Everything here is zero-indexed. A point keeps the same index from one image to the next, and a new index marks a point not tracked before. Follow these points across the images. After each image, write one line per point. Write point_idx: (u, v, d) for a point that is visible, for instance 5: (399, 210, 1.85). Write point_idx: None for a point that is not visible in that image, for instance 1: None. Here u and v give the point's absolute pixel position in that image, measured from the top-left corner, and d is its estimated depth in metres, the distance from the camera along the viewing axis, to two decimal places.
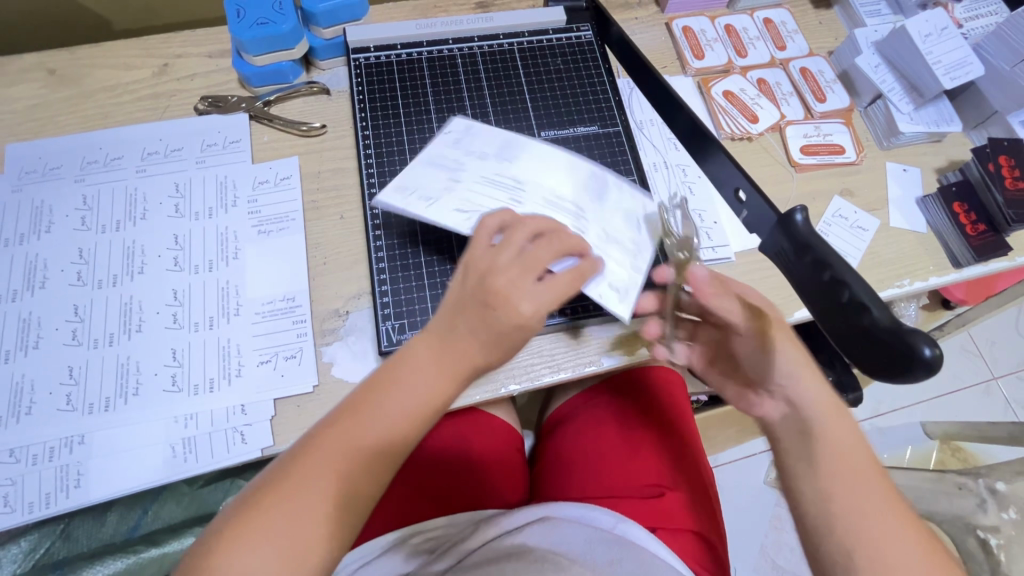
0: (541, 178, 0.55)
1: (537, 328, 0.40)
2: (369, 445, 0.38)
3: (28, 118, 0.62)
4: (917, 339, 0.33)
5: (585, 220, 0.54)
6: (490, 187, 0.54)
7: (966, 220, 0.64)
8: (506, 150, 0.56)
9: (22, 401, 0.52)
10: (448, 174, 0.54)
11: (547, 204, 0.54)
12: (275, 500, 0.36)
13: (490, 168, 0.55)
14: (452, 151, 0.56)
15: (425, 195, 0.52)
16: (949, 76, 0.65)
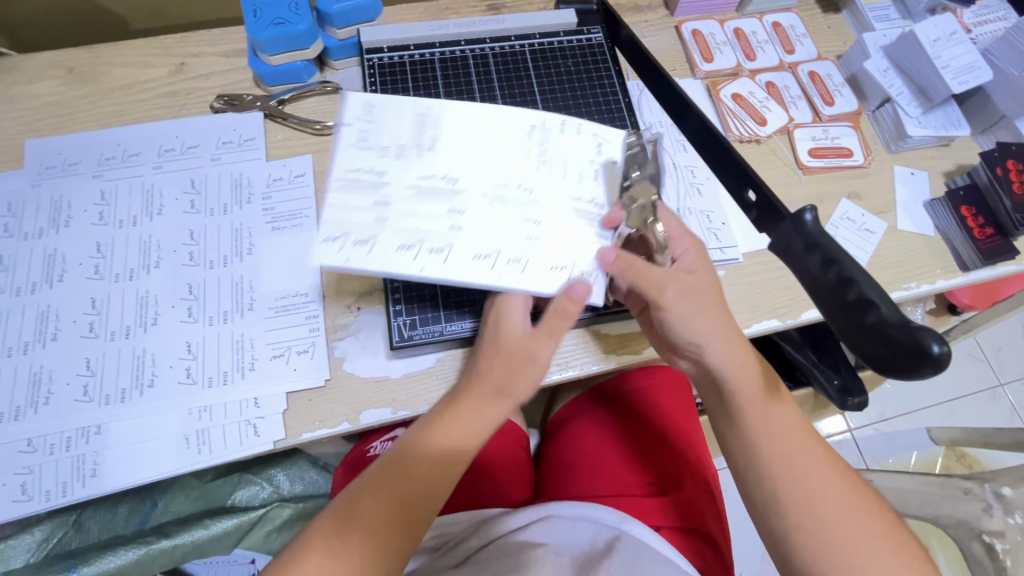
0: (477, 166, 0.48)
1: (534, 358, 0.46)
2: (416, 481, 0.43)
3: (47, 114, 0.63)
4: (926, 336, 0.34)
5: (536, 202, 0.48)
6: (423, 189, 0.47)
7: (974, 224, 0.64)
8: (427, 136, 0.48)
9: (40, 392, 0.53)
10: (372, 198, 0.46)
11: (494, 196, 0.48)
12: (338, 530, 0.41)
13: (411, 163, 0.47)
14: (361, 159, 0.47)
15: (358, 238, 0.44)
16: (958, 81, 0.65)
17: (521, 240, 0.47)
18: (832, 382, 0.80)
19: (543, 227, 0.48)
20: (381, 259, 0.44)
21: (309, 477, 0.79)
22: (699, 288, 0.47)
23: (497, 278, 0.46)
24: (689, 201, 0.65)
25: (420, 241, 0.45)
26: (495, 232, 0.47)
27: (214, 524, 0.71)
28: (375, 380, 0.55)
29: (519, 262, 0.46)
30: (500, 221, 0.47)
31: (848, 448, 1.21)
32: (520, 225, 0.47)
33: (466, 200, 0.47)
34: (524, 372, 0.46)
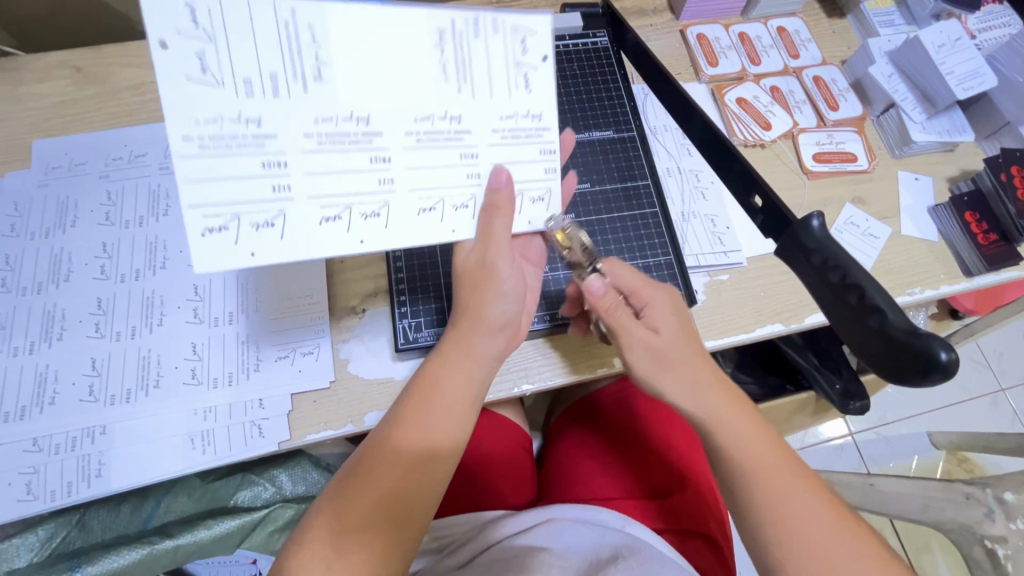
0: (386, 96, 0.39)
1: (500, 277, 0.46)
2: (413, 447, 0.43)
3: (55, 114, 0.64)
4: (934, 344, 0.34)
5: (471, 139, 0.42)
6: (323, 135, 0.38)
7: (978, 229, 0.64)
8: (305, 57, 0.37)
9: (46, 391, 0.53)
10: (258, 159, 0.38)
11: (420, 134, 0.41)
12: (343, 508, 0.41)
13: (294, 102, 0.37)
14: (217, 104, 0.36)
15: (265, 221, 0.39)
16: (962, 87, 0.65)
17: (465, 185, 0.43)
18: (833, 386, 0.80)
19: (484, 168, 0.44)
20: (310, 242, 0.40)
21: (312, 477, 0.79)
22: (666, 341, 0.48)
23: (451, 229, 0.44)
24: (693, 205, 0.65)
25: (347, 209, 0.40)
26: (433, 181, 0.42)
27: (216, 524, 0.71)
28: (380, 382, 0.55)
29: (467, 207, 0.44)
30: (435, 164, 0.42)
31: (849, 452, 1.21)
32: (456, 167, 0.43)
33: (387, 142, 0.40)
34: (486, 297, 0.46)
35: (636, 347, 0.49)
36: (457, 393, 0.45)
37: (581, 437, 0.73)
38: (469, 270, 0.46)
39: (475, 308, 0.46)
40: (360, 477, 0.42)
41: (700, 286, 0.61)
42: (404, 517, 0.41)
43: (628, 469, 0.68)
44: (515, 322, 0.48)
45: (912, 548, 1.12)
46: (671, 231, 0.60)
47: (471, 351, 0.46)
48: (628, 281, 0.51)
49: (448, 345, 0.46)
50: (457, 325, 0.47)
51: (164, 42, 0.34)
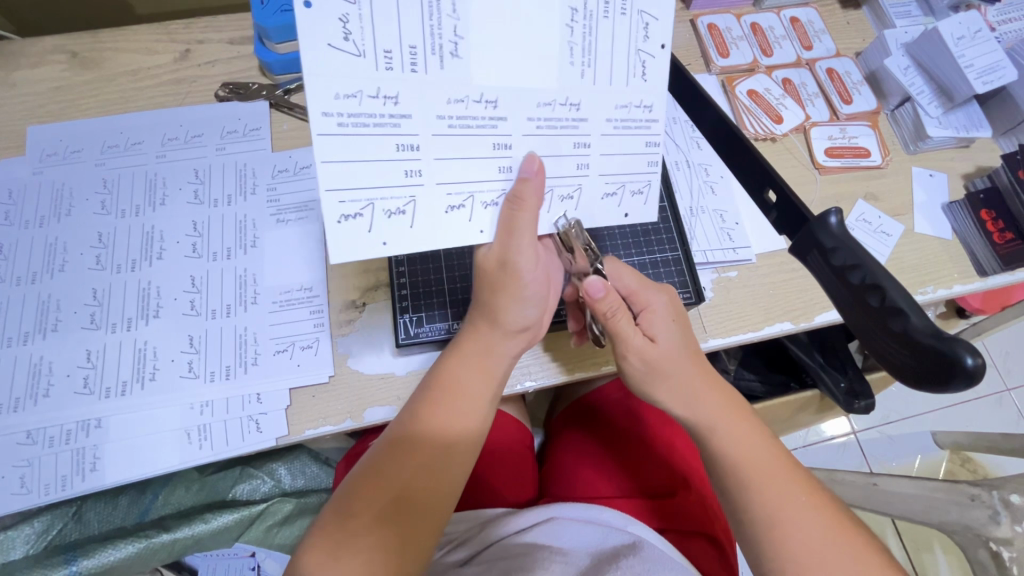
0: (516, 74, 0.39)
1: (523, 272, 0.45)
2: (434, 440, 0.44)
3: (49, 100, 0.62)
4: (959, 348, 0.32)
5: (587, 126, 0.42)
6: (452, 118, 0.38)
7: (994, 228, 0.62)
8: (445, 30, 0.36)
9: (40, 383, 0.52)
10: (393, 140, 0.38)
11: (540, 120, 0.41)
12: (363, 497, 0.41)
13: (430, 79, 0.37)
14: (358, 76, 0.35)
15: (396, 208, 0.39)
16: (981, 81, 0.63)
17: (572, 175, 0.43)
18: (838, 384, 0.79)
19: (595, 159, 0.43)
20: (437, 231, 0.41)
21: (311, 471, 0.78)
22: (662, 352, 0.48)
23: (479, 229, 0.42)
24: (702, 200, 0.64)
25: (470, 197, 0.41)
26: (463, 176, 0.40)
27: (214, 518, 0.70)
28: (380, 377, 0.54)
29: (496, 204, 0.42)
30: (552, 150, 0.42)
31: (852, 451, 1.20)
32: (569, 155, 0.42)
33: (511, 128, 0.40)
34: (507, 299, 0.46)
35: (631, 355, 0.48)
36: (475, 393, 0.46)
37: (578, 439, 0.72)
38: (486, 269, 0.45)
39: (495, 308, 0.46)
40: (375, 478, 0.42)
41: (708, 283, 0.60)
42: (423, 510, 0.42)
43: (626, 471, 0.67)
44: (536, 324, 0.49)
45: (913, 548, 1.12)
46: (679, 227, 0.59)
47: (491, 351, 0.47)
48: (627, 282, 0.49)
49: (469, 344, 0.47)
50: (477, 327, 0.48)
51: (311, 13, 0.33)
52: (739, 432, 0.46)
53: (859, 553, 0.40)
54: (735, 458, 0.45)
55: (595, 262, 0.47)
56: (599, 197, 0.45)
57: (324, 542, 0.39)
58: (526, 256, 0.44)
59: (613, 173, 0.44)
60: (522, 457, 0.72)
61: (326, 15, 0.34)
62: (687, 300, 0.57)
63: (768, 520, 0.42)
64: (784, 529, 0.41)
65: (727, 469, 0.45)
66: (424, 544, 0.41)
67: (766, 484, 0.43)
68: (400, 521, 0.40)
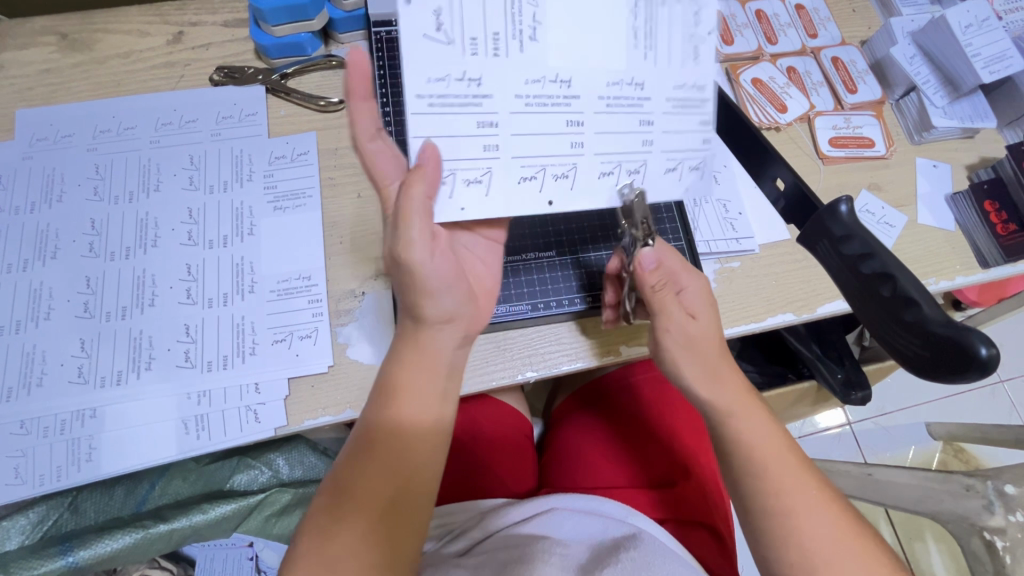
0: (582, 53, 0.40)
1: (423, 268, 0.42)
2: (388, 444, 0.41)
3: (38, 83, 0.61)
4: (975, 338, 0.32)
5: (647, 108, 0.42)
6: (529, 97, 0.40)
7: (998, 220, 0.62)
8: (525, 16, 0.39)
9: (33, 372, 0.51)
10: (474, 119, 0.39)
11: (608, 98, 0.41)
12: (324, 515, 0.39)
13: (511, 61, 0.39)
14: (447, 61, 0.38)
15: (474, 178, 0.40)
16: (988, 70, 0.63)
17: (638, 151, 0.42)
18: (835, 376, 0.79)
19: (659, 136, 0.42)
20: (509, 202, 0.41)
21: (309, 462, 0.78)
22: (702, 328, 0.48)
23: (549, 200, 0.42)
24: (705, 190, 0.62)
25: (541, 169, 0.41)
26: (533, 148, 0.41)
27: (212, 508, 0.70)
28: (379, 367, 0.54)
29: (566, 177, 0.42)
30: (615, 130, 0.42)
31: (847, 441, 1.21)
32: (635, 133, 0.42)
33: (582, 105, 0.41)
34: (418, 292, 0.43)
35: (673, 330, 0.48)
36: (422, 389, 0.43)
37: (582, 429, 0.71)
38: (392, 271, 0.43)
39: (411, 307, 0.43)
40: (341, 489, 0.40)
41: (711, 274, 0.60)
42: (390, 515, 0.40)
43: (629, 463, 0.66)
44: (461, 315, 0.46)
45: (906, 537, 1.13)
46: (682, 216, 0.59)
47: (428, 347, 0.44)
48: (670, 262, 0.49)
49: (405, 344, 0.44)
50: (404, 325, 0.45)
51: (409, 13, 0.37)
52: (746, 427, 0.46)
53: (855, 545, 0.40)
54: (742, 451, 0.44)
55: (647, 238, 0.46)
56: (661, 172, 0.43)
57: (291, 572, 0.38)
58: (410, 247, 0.40)
59: (675, 149, 0.43)
60: (523, 449, 0.72)
61: (424, 9, 0.37)
62: None
63: (769, 515, 0.42)
64: (784, 522, 0.41)
65: (731, 462, 0.45)
66: (404, 547, 0.40)
67: (769, 471, 0.43)
68: (370, 527, 0.39)
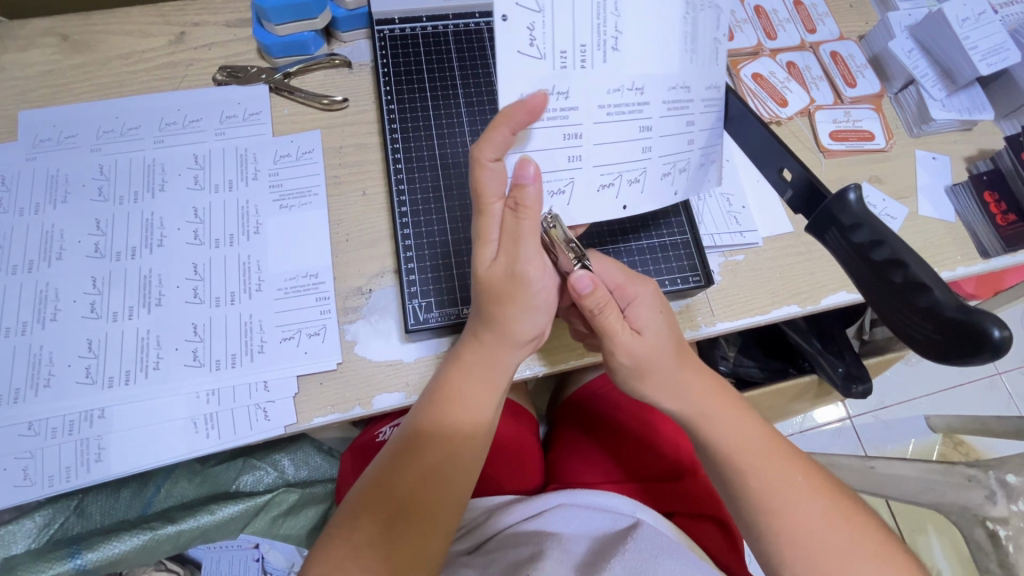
0: (657, 61, 0.40)
1: (524, 279, 0.42)
2: (440, 451, 0.43)
3: (41, 84, 0.60)
4: (987, 321, 0.33)
5: (693, 110, 0.43)
6: (610, 106, 0.40)
7: (997, 210, 0.63)
8: (609, 26, 0.38)
9: (41, 374, 0.51)
10: (561, 130, 0.40)
11: (671, 101, 0.42)
12: (370, 510, 0.41)
13: (595, 72, 0.39)
14: (539, 78, 0.38)
15: (558, 188, 0.42)
16: (986, 62, 0.64)
17: (684, 150, 0.44)
18: (836, 370, 0.79)
19: (702, 136, 0.44)
20: (590, 208, 0.43)
21: (314, 462, 0.79)
22: (649, 346, 0.46)
23: (623, 204, 0.44)
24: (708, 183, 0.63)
25: (618, 175, 0.43)
26: (612, 157, 0.42)
27: (219, 509, 0.69)
28: (386, 364, 0.54)
29: (638, 180, 0.43)
30: (672, 131, 0.43)
31: (847, 435, 1.22)
32: (683, 133, 0.43)
33: (651, 111, 0.41)
34: (511, 308, 0.44)
35: (620, 352, 0.46)
36: (476, 402, 0.45)
37: (588, 424, 0.71)
38: (491, 281, 0.43)
39: (500, 318, 0.44)
40: (388, 487, 0.42)
41: (716, 267, 0.60)
42: (432, 520, 0.41)
43: (634, 456, 0.67)
44: (540, 330, 0.47)
45: (908, 529, 1.14)
46: (688, 211, 0.59)
47: (494, 361, 0.46)
48: (613, 276, 0.47)
49: (471, 356, 0.46)
50: (478, 336, 0.46)
51: (505, 30, 0.36)
52: (742, 422, 0.46)
53: (858, 534, 0.41)
54: (743, 451, 0.45)
55: (579, 257, 0.43)
56: (698, 168, 0.45)
57: (330, 557, 0.39)
58: (518, 263, 0.42)
59: (709, 145, 0.45)
60: (528, 446, 0.72)
61: (519, 27, 0.36)
62: (696, 285, 0.57)
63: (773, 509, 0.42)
64: (792, 515, 0.42)
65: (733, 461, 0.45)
66: (428, 554, 0.40)
67: (770, 468, 0.44)
68: (414, 529, 0.40)
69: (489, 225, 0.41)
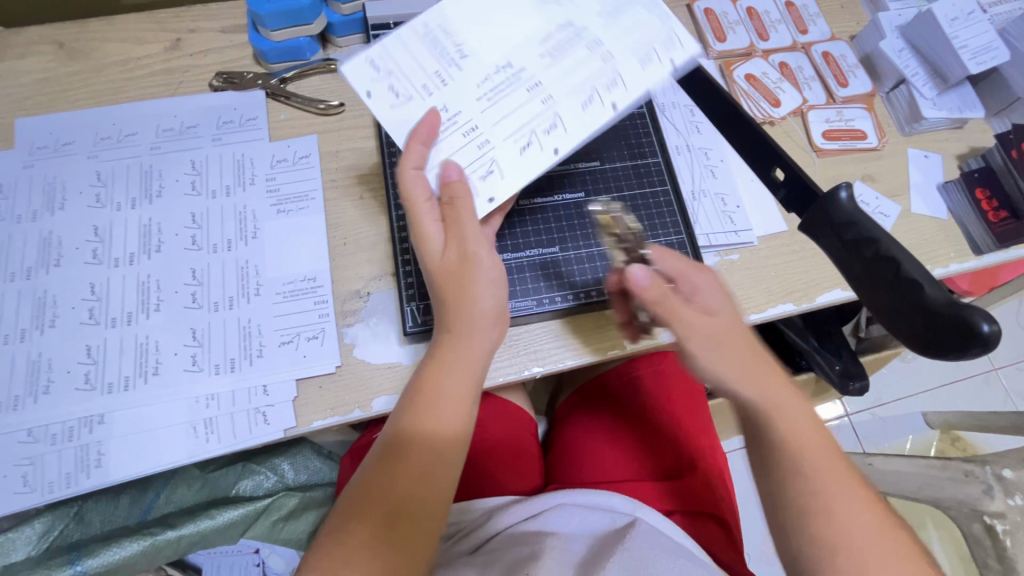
0: (509, 43, 0.48)
1: (470, 260, 0.45)
2: (423, 450, 0.43)
3: (38, 92, 0.61)
4: (976, 315, 0.33)
5: (581, 48, 0.49)
6: (490, 90, 0.47)
7: (988, 207, 0.64)
8: (447, 46, 0.48)
9: (40, 380, 0.51)
10: (457, 133, 0.47)
11: (550, 55, 0.48)
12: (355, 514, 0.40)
13: (462, 79, 0.47)
14: (416, 107, 0.47)
15: (486, 170, 0.46)
16: (975, 61, 0.65)
17: (595, 84, 0.48)
18: (833, 367, 0.80)
19: (606, 57, 0.48)
20: (528, 168, 0.46)
21: (314, 466, 0.79)
22: (724, 326, 0.44)
23: (554, 151, 0.47)
24: (703, 183, 0.63)
25: (534, 134, 0.47)
26: (517, 122, 0.47)
27: (219, 514, 0.70)
28: (385, 367, 0.54)
29: (556, 125, 0.47)
30: (569, 72, 0.48)
31: (845, 433, 1.22)
32: (587, 65, 0.48)
33: (535, 74, 0.48)
34: (469, 292, 0.45)
35: (694, 333, 0.43)
36: (456, 398, 0.44)
37: (590, 423, 0.71)
38: (444, 267, 0.45)
39: (462, 305, 0.45)
40: (372, 489, 0.41)
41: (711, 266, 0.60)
42: (415, 521, 0.41)
43: (635, 455, 0.67)
44: (504, 310, 0.47)
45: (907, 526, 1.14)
46: (682, 208, 0.60)
47: (470, 353, 0.45)
48: (672, 263, 0.46)
49: (446, 349, 0.45)
50: (453, 329, 0.45)
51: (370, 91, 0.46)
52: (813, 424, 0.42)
53: (907, 549, 0.37)
54: (800, 442, 0.39)
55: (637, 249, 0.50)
56: (619, 86, 0.48)
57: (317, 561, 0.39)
58: (471, 245, 0.45)
59: (623, 72, 0.48)
60: (527, 448, 0.72)
61: (377, 84, 0.46)
62: None
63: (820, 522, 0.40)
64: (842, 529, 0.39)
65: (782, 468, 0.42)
66: (413, 557, 0.40)
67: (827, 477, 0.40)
68: (398, 532, 0.40)
69: (425, 222, 0.45)
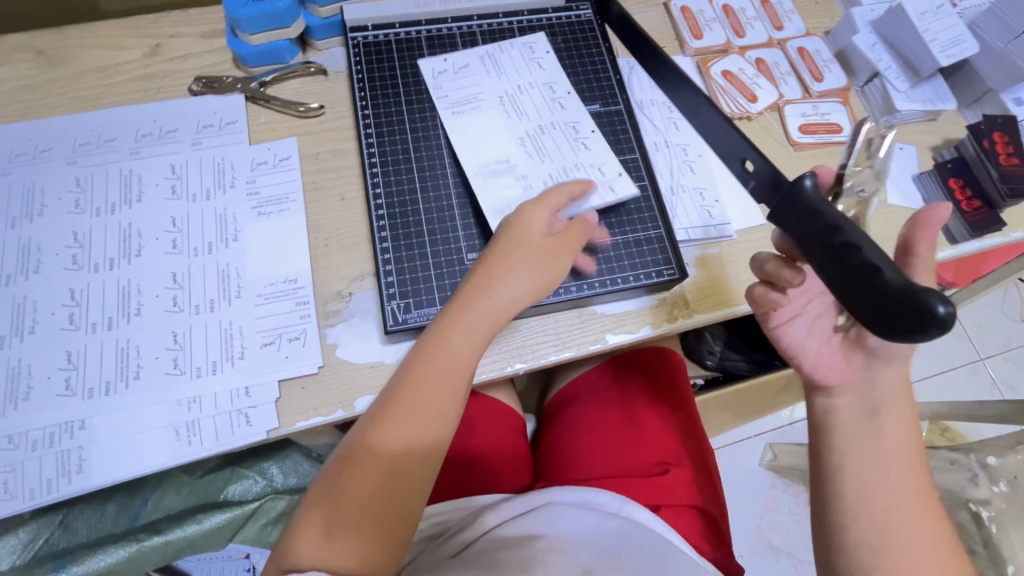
0: (490, 117, 0.60)
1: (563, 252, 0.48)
2: (428, 419, 0.43)
3: (16, 99, 0.61)
4: (931, 298, 0.33)
5: (513, 83, 0.63)
6: (533, 148, 0.59)
7: (961, 196, 0.65)
8: (488, 160, 0.58)
9: (19, 387, 0.51)
10: (553, 174, 0.58)
11: (511, 98, 0.62)
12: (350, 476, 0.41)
13: (525, 163, 0.58)
14: (519, 189, 0.56)
15: (594, 167, 0.59)
16: (945, 53, 0.66)
17: (557, 95, 0.63)
18: None
19: (532, 77, 0.63)
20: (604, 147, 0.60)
21: (303, 469, 0.77)
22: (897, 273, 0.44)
23: (590, 130, 0.61)
24: (682, 179, 0.64)
25: (580, 137, 0.60)
26: (567, 143, 0.60)
27: (206, 519, 0.71)
28: (368, 366, 0.54)
29: (578, 120, 0.61)
30: (533, 100, 0.62)
31: None
32: (542, 89, 0.63)
33: (532, 115, 0.61)
34: (530, 267, 0.47)
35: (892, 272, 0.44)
36: (462, 370, 0.45)
37: (581, 419, 0.71)
38: (539, 242, 0.48)
39: (512, 276, 0.46)
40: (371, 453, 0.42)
41: (689, 259, 0.61)
42: (404, 490, 0.42)
43: (622, 451, 0.67)
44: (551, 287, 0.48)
45: None
46: (659, 203, 0.60)
47: (492, 327, 0.46)
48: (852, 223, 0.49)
49: (471, 317, 0.46)
50: (484, 299, 0.46)
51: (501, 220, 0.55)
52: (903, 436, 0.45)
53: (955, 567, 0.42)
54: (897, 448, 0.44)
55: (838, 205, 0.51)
56: (560, 87, 0.63)
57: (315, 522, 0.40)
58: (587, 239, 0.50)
59: (551, 80, 0.63)
60: (513, 447, 0.72)
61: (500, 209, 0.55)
62: (670, 278, 0.57)
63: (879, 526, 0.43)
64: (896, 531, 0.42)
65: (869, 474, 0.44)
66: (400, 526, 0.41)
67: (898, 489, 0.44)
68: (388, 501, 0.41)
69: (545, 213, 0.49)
